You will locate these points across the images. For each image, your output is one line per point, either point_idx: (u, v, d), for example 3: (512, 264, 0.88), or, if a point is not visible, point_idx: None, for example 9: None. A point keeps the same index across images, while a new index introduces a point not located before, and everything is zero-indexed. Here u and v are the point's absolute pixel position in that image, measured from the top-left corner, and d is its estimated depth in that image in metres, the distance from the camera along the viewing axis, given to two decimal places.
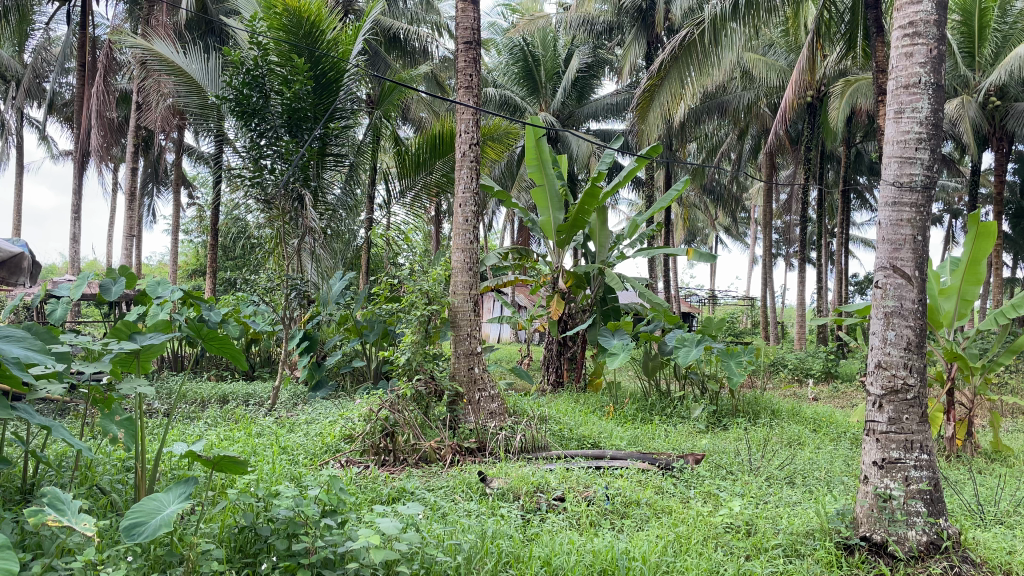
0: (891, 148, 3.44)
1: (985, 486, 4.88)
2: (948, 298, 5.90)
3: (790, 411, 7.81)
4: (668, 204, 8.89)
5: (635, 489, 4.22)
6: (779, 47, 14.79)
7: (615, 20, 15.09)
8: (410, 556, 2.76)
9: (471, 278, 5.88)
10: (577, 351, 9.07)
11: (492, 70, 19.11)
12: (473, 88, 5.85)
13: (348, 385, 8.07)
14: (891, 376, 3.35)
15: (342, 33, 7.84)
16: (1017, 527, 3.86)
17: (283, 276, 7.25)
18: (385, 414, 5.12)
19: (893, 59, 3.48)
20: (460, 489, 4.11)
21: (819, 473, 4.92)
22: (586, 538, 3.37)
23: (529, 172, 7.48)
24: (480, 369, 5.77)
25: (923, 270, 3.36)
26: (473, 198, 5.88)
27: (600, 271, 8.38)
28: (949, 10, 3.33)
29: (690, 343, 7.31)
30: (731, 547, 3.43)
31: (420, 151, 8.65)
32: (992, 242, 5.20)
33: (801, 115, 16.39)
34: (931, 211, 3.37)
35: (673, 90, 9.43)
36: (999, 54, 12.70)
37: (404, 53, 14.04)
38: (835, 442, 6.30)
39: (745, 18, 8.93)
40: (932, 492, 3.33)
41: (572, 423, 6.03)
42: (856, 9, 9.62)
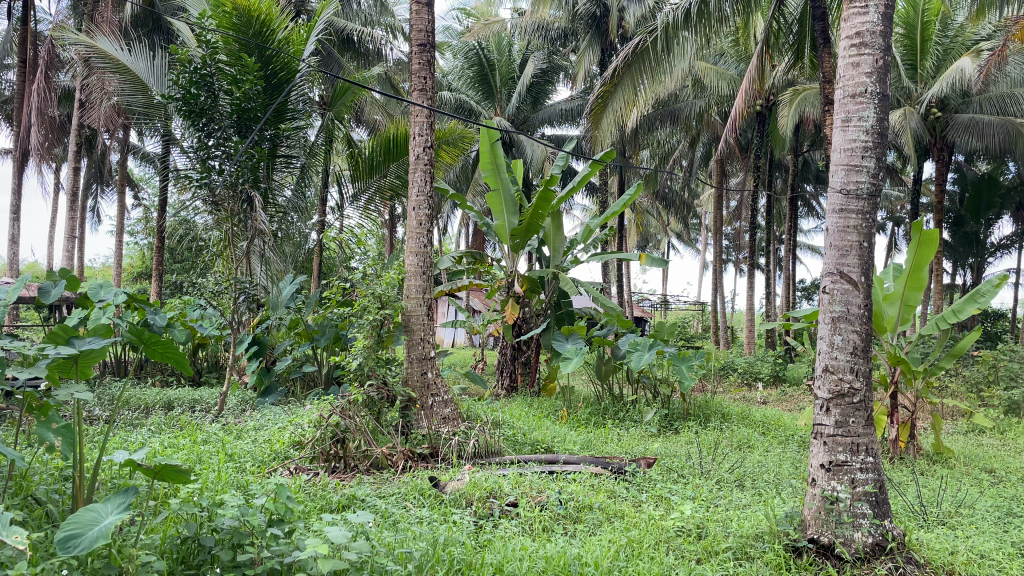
0: (839, 156, 3.50)
1: (927, 487, 5.01)
2: (892, 303, 6.05)
3: (739, 414, 7.93)
4: (622, 209, 8.93)
5: (588, 493, 4.22)
6: (729, 56, 15.05)
7: (569, 27, 15.21)
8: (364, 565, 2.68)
9: (425, 282, 5.81)
10: (531, 355, 9.05)
11: (447, 73, 19.04)
12: (427, 90, 5.79)
13: (297, 390, 7.93)
14: (837, 380, 3.40)
15: (293, 33, 7.75)
16: (957, 528, 3.96)
17: (232, 280, 7.09)
18: (336, 420, 5.02)
19: (841, 68, 3.54)
20: (412, 496, 4.06)
21: (767, 476, 4.98)
22: (539, 544, 3.36)
23: (484, 176, 7.41)
24: (433, 374, 5.72)
25: (869, 277, 3.43)
26: (427, 201, 5.81)
27: (554, 275, 8.41)
28: (894, 21, 3.42)
29: (642, 348, 7.37)
30: (683, 550, 3.45)
31: (373, 153, 8.55)
32: (933, 249, 5.33)
33: (750, 123, 16.71)
34: (876, 218, 3.44)
35: (627, 96, 9.54)
36: (940, 67, 13.06)
37: (358, 55, 13.92)
38: (783, 445, 6.41)
39: (697, 27, 9.05)
40: (878, 494, 3.40)
41: (525, 428, 6.02)
42: (804, 20, 9.81)
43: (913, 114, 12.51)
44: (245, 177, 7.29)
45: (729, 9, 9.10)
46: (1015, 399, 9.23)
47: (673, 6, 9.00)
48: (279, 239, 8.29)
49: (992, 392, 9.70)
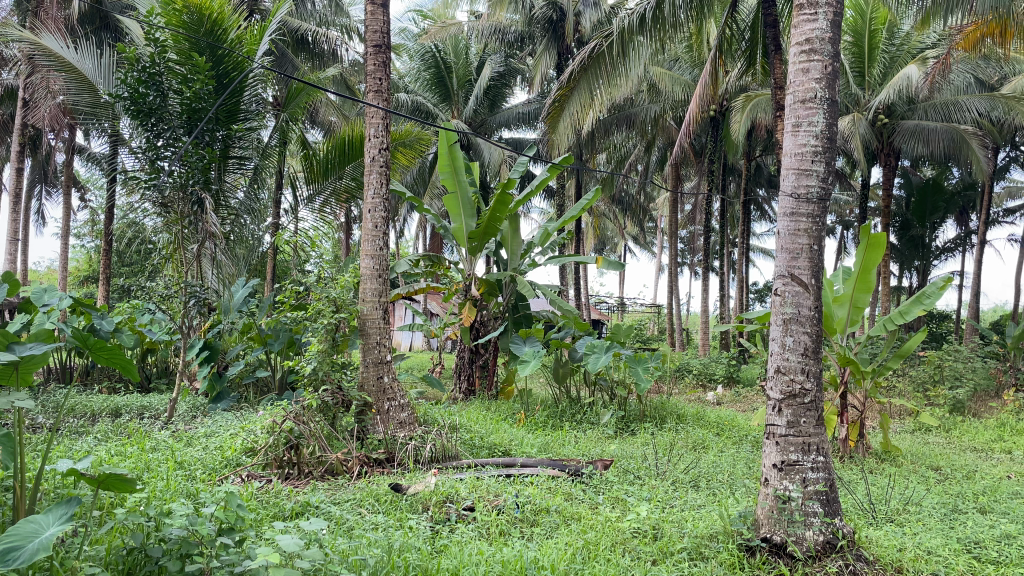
0: (789, 161, 3.56)
1: (876, 485, 5.11)
2: (841, 305, 6.16)
3: (694, 415, 8.03)
4: (579, 212, 8.95)
5: (545, 496, 4.22)
6: (684, 62, 15.24)
7: (526, 30, 15.27)
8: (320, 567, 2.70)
9: (381, 285, 5.74)
10: (489, 358, 9.02)
11: (403, 75, 18.95)
12: (383, 92, 5.73)
13: (250, 396, 7.79)
14: (790, 381, 3.45)
15: (245, 32, 7.63)
16: (904, 525, 4.05)
17: (181, 283, 6.93)
18: (290, 426, 4.95)
19: (790, 74, 3.60)
20: (367, 503, 4.00)
21: (721, 476, 5.04)
22: (495, 548, 3.34)
23: (441, 178, 7.36)
24: (389, 378, 5.66)
25: (819, 279, 3.49)
26: (383, 203, 5.75)
27: (511, 278, 8.40)
28: (842, 29, 3.49)
29: (599, 350, 7.42)
30: (639, 552, 3.47)
31: (328, 156, 8.44)
32: (881, 253, 5.45)
33: (704, 128, 16.95)
34: (825, 222, 3.50)
35: (583, 99, 9.59)
36: (887, 75, 13.39)
37: (313, 55, 13.77)
38: (736, 446, 6.49)
39: (652, 32, 9.13)
40: (828, 493, 3.45)
41: (483, 432, 5.99)
42: (756, 27, 9.98)
43: (861, 121, 12.81)
44: (195, 178, 7.14)
45: (684, 14, 9.20)
46: (959, 398, 9.50)
47: (628, 12, 9.08)
48: (232, 242, 8.15)
49: (937, 391, 9.97)
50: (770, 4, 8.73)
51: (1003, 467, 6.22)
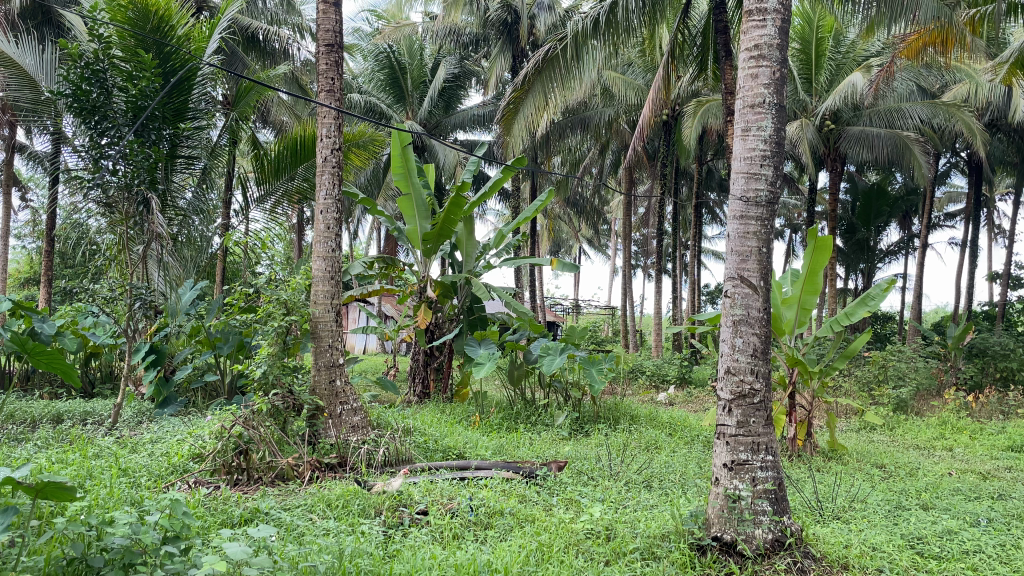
0: (739, 165, 3.62)
1: (824, 483, 5.22)
2: (789, 306, 6.28)
3: (647, 416, 8.11)
4: (534, 215, 8.96)
5: (499, 499, 4.20)
6: (637, 66, 15.41)
7: (480, 32, 15.28)
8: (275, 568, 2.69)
9: (333, 287, 5.66)
10: (443, 360, 8.98)
11: (357, 76, 18.79)
12: (335, 91, 5.66)
13: (198, 400, 7.63)
14: (739, 381, 3.50)
15: (194, 29, 7.50)
16: (850, 522, 4.15)
17: (126, 285, 6.76)
18: (238, 431, 4.84)
19: (740, 79, 3.66)
20: (318, 508, 3.94)
21: (673, 476, 5.10)
22: (449, 552, 3.32)
23: (395, 180, 7.29)
24: (342, 382, 5.58)
25: (767, 281, 3.55)
26: (336, 204, 5.67)
27: (466, 280, 8.37)
28: (790, 36, 3.56)
29: (554, 351, 7.44)
30: (592, 553, 3.48)
31: (280, 155, 8.32)
32: (827, 255, 5.58)
33: (657, 132, 17.15)
34: (774, 225, 3.56)
35: (537, 102, 9.61)
36: (833, 82, 13.71)
37: (264, 54, 13.58)
38: (688, 446, 6.57)
39: (605, 36, 9.22)
40: (776, 492, 3.50)
41: (436, 435, 5.96)
42: (707, 33, 10.13)
43: (808, 126, 13.08)
44: (141, 177, 6.96)
45: (637, 19, 9.29)
46: (902, 397, 9.75)
47: (582, 15, 9.15)
48: (180, 243, 7.98)
49: (882, 390, 10.24)
50: (720, 11, 8.88)
51: (943, 464, 6.41)
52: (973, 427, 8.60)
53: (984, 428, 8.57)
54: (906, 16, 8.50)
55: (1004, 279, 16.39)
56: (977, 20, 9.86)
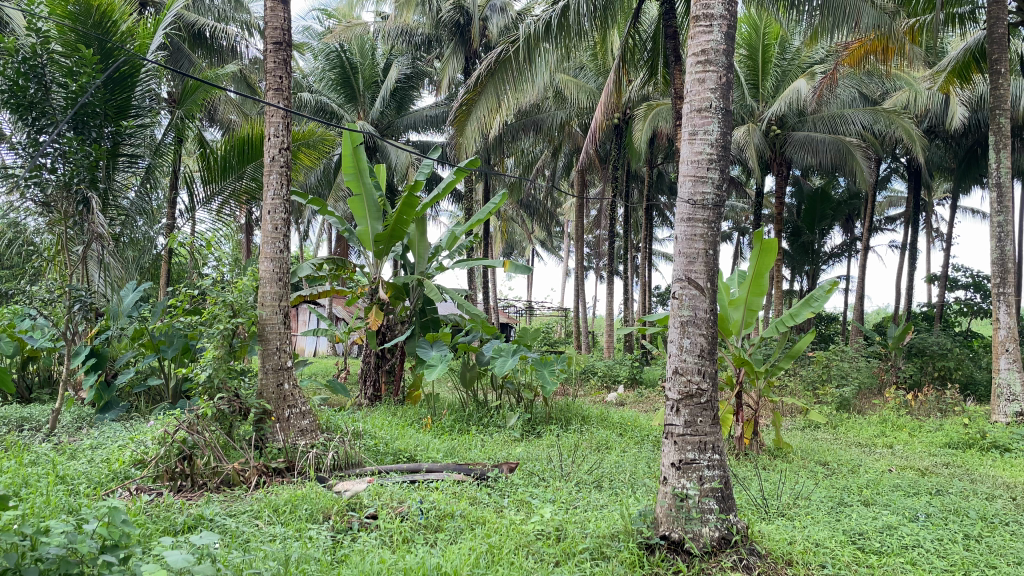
0: (686, 168, 3.67)
1: (769, 481, 5.33)
2: (736, 308, 6.39)
3: (599, 416, 8.18)
4: (486, 217, 8.95)
5: (449, 501, 4.18)
6: (589, 69, 15.51)
7: (432, 33, 15.22)
8: (218, 570, 2.67)
9: (281, 289, 5.57)
10: (395, 363, 8.90)
11: (306, 75, 18.55)
12: (283, 90, 5.57)
13: (141, 405, 7.44)
14: (687, 381, 3.55)
15: (137, 25, 7.33)
16: (794, 518, 4.25)
17: (65, 287, 6.55)
18: (183, 436, 4.73)
19: (687, 84, 3.71)
20: (264, 514, 3.88)
21: (623, 476, 5.15)
22: (398, 556, 3.30)
23: (346, 180, 7.20)
24: (290, 385, 5.49)
25: (714, 282, 3.61)
26: (283, 205, 5.58)
27: (418, 282, 8.32)
28: (735, 42, 3.63)
29: (506, 353, 7.44)
30: (542, 554, 3.49)
31: (226, 155, 8.17)
32: (773, 257, 5.70)
33: (608, 135, 17.30)
34: (720, 228, 3.61)
35: (490, 104, 9.59)
36: (779, 88, 13.99)
37: (211, 51, 13.31)
38: (638, 445, 6.65)
39: (557, 39, 9.29)
40: (723, 490, 3.55)
41: (387, 438, 5.90)
42: (657, 38, 10.28)
43: (755, 131, 13.33)
44: (80, 176, 6.78)
45: (588, 23, 9.36)
46: (845, 396, 10.01)
47: (533, 19, 9.21)
48: (122, 244, 7.75)
49: (825, 390, 10.47)
50: (670, 16, 9.00)
51: (884, 461, 6.58)
52: (912, 425, 8.86)
53: (922, 426, 8.84)
54: (848, 24, 8.72)
55: (942, 281, 16.92)
56: (917, 29, 10.16)
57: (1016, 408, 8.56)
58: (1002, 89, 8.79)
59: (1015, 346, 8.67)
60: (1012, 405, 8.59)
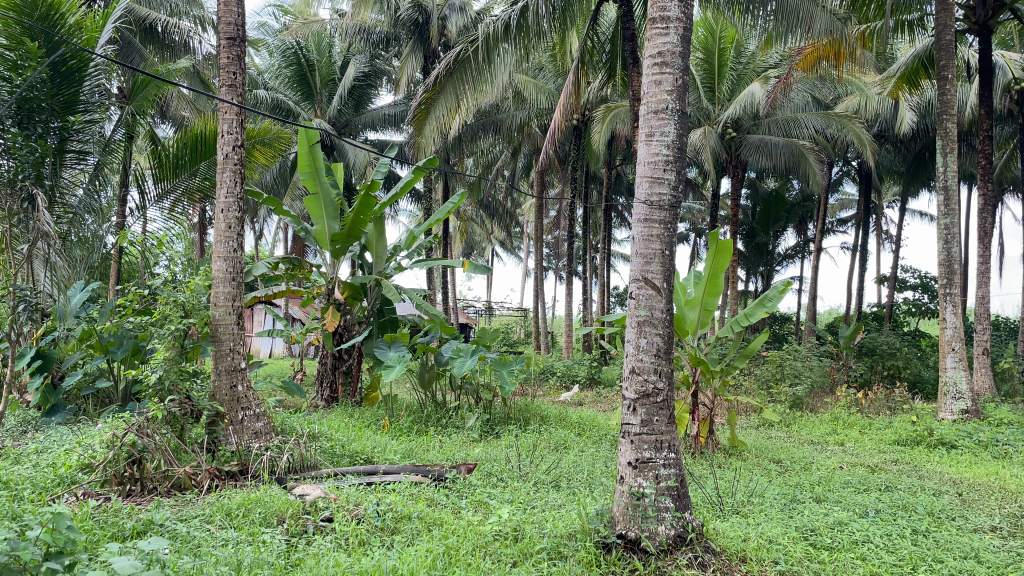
0: (643, 169, 3.69)
1: (724, 479, 5.40)
2: (692, 308, 6.47)
3: (557, 416, 8.21)
4: (445, 217, 8.91)
5: (407, 503, 4.15)
6: (548, 70, 15.54)
7: (391, 31, 15.10)
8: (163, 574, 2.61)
9: (234, 289, 5.45)
10: (352, 364, 8.81)
11: (262, 72, 18.23)
12: (237, 87, 5.48)
13: (89, 408, 7.25)
14: (643, 381, 3.57)
15: (86, 18, 7.13)
16: (748, 516, 4.31)
17: (9, 287, 6.35)
18: (132, 439, 4.61)
19: (644, 85, 3.73)
20: (216, 518, 3.80)
21: (580, 475, 5.17)
22: (353, 559, 3.25)
23: (302, 178, 7.08)
24: (243, 387, 5.39)
25: (670, 282, 3.64)
26: (237, 203, 5.48)
27: (376, 282, 8.25)
28: (691, 44, 3.67)
29: (465, 354, 7.41)
30: (499, 555, 3.48)
31: (179, 152, 7.99)
32: (728, 258, 5.79)
33: (568, 136, 17.36)
34: (676, 228, 3.65)
35: (449, 103, 9.54)
36: (734, 91, 14.17)
37: (163, 47, 13.05)
38: (596, 445, 6.70)
39: (516, 40, 9.30)
40: (679, 488, 3.57)
41: (343, 439, 5.84)
42: (615, 40, 10.33)
43: (710, 134, 13.49)
44: (25, 172, 6.64)
45: (547, 24, 9.37)
46: (798, 395, 10.22)
47: (492, 19, 9.20)
48: (70, 243, 7.60)
49: (779, 389, 10.64)
50: (628, 18, 9.05)
51: (835, 459, 6.71)
52: (862, 423, 9.06)
53: (872, 423, 9.04)
54: (801, 29, 8.87)
55: (892, 282, 17.33)
56: (867, 35, 10.42)
57: (962, 405, 8.81)
58: (948, 95, 9.03)
59: (961, 345, 8.91)
60: (958, 403, 8.84)
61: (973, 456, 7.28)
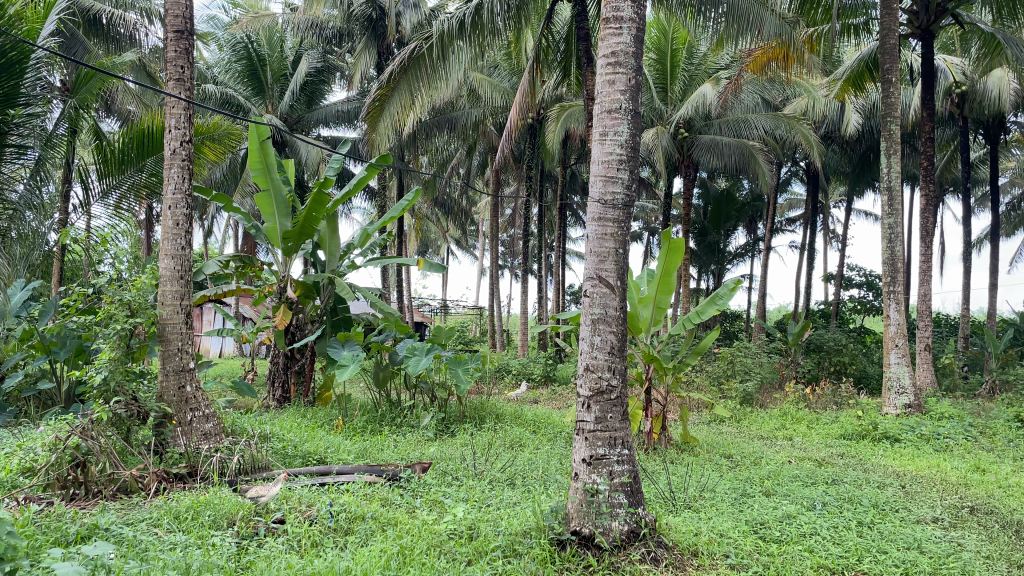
0: (597, 168, 3.72)
1: (676, 474, 5.48)
2: (645, 306, 6.53)
3: (512, 414, 8.21)
4: (399, 215, 8.83)
5: (361, 503, 4.12)
6: (503, 68, 15.55)
7: (345, 27, 14.95)
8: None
9: (183, 287, 5.32)
10: (305, 363, 8.71)
11: (211, 66, 17.89)
12: (185, 81, 5.35)
13: (30, 410, 7.03)
14: (597, 378, 3.59)
15: (26, 9, 6.91)
16: (700, 510, 4.38)
17: None
18: (75, 442, 4.47)
19: (598, 85, 3.76)
20: (165, 522, 3.71)
21: (535, 472, 5.20)
22: (306, 561, 3.21)
23: (253, 175, 6.95)
24: (192, 388, 5.26)
25: (623, 281, 3.67)
26: (185, 200, 5.35)
27: (330, 281, 8.16)
28: (644, 45, 3.70)
29: (420, 352, 7.36)
30: (454, 554, 3.47)
31: (124, 148, 7.79)
32: (680, 256, 5.86)
33: (522, 135, 17.39)
34: (630, 227, 3.68)
35: (403, 101, 9.47)
36: (686, 92, 14.34)
37: (108, 39, 12.71)
38: (551, 442, 6.73)
39: (471, 37, 9.30)
40: (632, 484, 3.61)
41: (296, 440, 5.78)
42: (570, 40, 10.37)
43: (663, 134, 13.64)
44: None
45: (501, 22, 9.36)
46: (748, 391, 10.42)
47: (447, 16, 9.18)
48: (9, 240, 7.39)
49: (730, 385, 10.81)
50: (583, 18, 9.10)
51: (784, 453, 6.86)
52: (810, 418, 9.28)
53: (819, 418, 9.25)
54: (751, 32, 9.03)
55: (839, 280, 17.75)
56: (815, 38, 10.62)
57: (905, 400, 9.08)
58: (893, 97, 9.26)
59: (904, 341, 9.17)
60: (902, 397, 9.10)
61: (916, 449, 7.50)
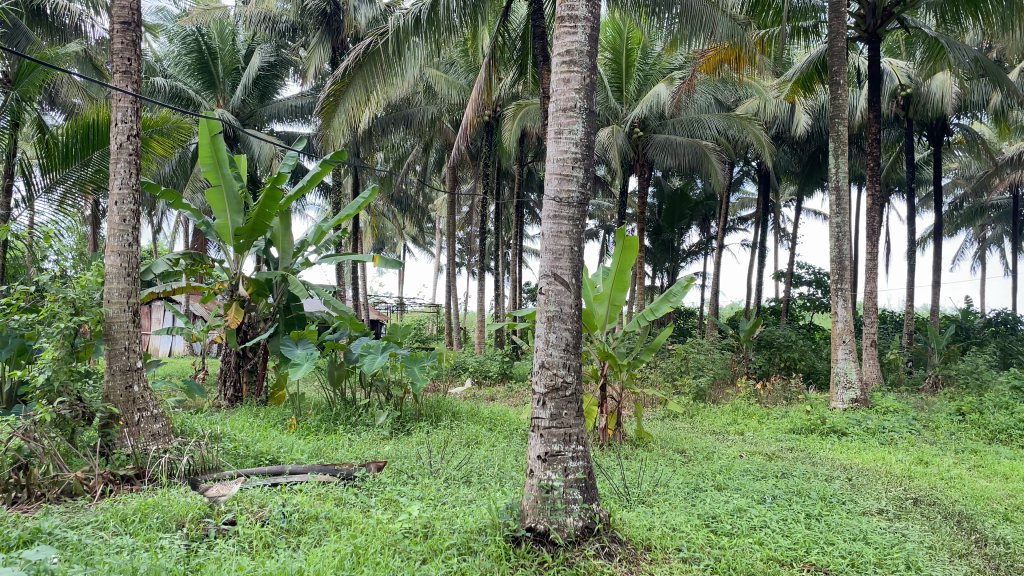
0: (552, 166, 3.72)
1: (631, 469, 5.55)
2: (600, 303, 6.57)
3: (468, 412, 8.20)
4: (354, 212, 8.74)
5: (314, 503, 4.07)
6: (459, 64, 15.52)
7: (298, 21, 14.74)
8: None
9: (129, 285, 5.20)
10: (257, 362, 8.58)
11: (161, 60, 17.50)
12: (132, 73, 5.22)
13: None
14: (552, 375, 3.61)
15: None
16: (653, 505, 4.44)
17: None
18: (17, 444, 4.36)
19: (553, 83, 3.76)
20: (111, 524, 3.63)
21: (491, 470, 5.21)
22: (257, 562, 3.16)
23: (203, 170, 6.81)
24: (140, 388, 5.17)
25: (578, 278, 3.69)
26: (132, 195, 5.21)
27: (282, 278, 8.04)
28: (598, 44, 3.73)
29: (375, 350, 7.30)
30: (408, 552, 3.45)
31: (68, 141, 7.57)
32: (634, 254, 5.90)
33: (478, 132, 17.37)
34: (585, 225, 3.71)
35: (358, 96, 9.37)
36: (641, 91, 14.45)
37: (53, 31, 12.31)
38: (507, 440, 6.74)
39: (426, 33, 9.25)
40: (586, 480, 3.63)
41: (247, 440, 5.69)
42: (526, 38, 10.39)
43: (618, 133, 13.75)
44: None
45: (456, 19, 9.34)
46: (701, 387, 10.57)
47: (402, 12, 9.13)
48: None
49: (684, 381, 10.95)
50: (538, 17, 9.11)
51: (735, 447, 6.97)
52: (761, 413, 9.44)
53: (769, 413, 9.42)
54: (704, 33, 9.15)
55: (789, 278, 18.10)
56: (766, 40, 10.82)
57: (852, 394, 9.30)
58: (841, 99, 9.48)
59: (850, 337, 9.39)
60: (848, 392, 9.33)
61: (861, 442, 7.71)
